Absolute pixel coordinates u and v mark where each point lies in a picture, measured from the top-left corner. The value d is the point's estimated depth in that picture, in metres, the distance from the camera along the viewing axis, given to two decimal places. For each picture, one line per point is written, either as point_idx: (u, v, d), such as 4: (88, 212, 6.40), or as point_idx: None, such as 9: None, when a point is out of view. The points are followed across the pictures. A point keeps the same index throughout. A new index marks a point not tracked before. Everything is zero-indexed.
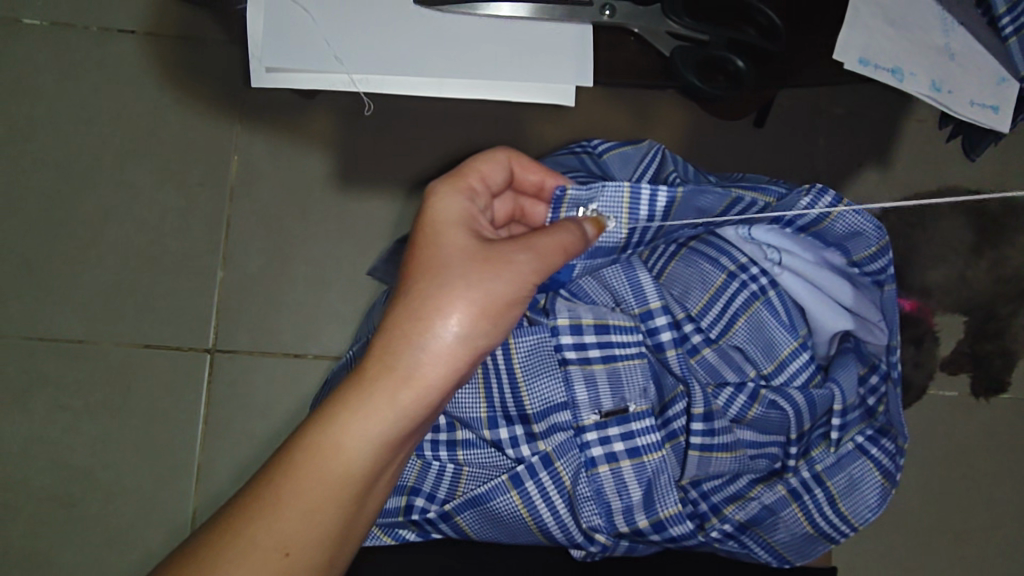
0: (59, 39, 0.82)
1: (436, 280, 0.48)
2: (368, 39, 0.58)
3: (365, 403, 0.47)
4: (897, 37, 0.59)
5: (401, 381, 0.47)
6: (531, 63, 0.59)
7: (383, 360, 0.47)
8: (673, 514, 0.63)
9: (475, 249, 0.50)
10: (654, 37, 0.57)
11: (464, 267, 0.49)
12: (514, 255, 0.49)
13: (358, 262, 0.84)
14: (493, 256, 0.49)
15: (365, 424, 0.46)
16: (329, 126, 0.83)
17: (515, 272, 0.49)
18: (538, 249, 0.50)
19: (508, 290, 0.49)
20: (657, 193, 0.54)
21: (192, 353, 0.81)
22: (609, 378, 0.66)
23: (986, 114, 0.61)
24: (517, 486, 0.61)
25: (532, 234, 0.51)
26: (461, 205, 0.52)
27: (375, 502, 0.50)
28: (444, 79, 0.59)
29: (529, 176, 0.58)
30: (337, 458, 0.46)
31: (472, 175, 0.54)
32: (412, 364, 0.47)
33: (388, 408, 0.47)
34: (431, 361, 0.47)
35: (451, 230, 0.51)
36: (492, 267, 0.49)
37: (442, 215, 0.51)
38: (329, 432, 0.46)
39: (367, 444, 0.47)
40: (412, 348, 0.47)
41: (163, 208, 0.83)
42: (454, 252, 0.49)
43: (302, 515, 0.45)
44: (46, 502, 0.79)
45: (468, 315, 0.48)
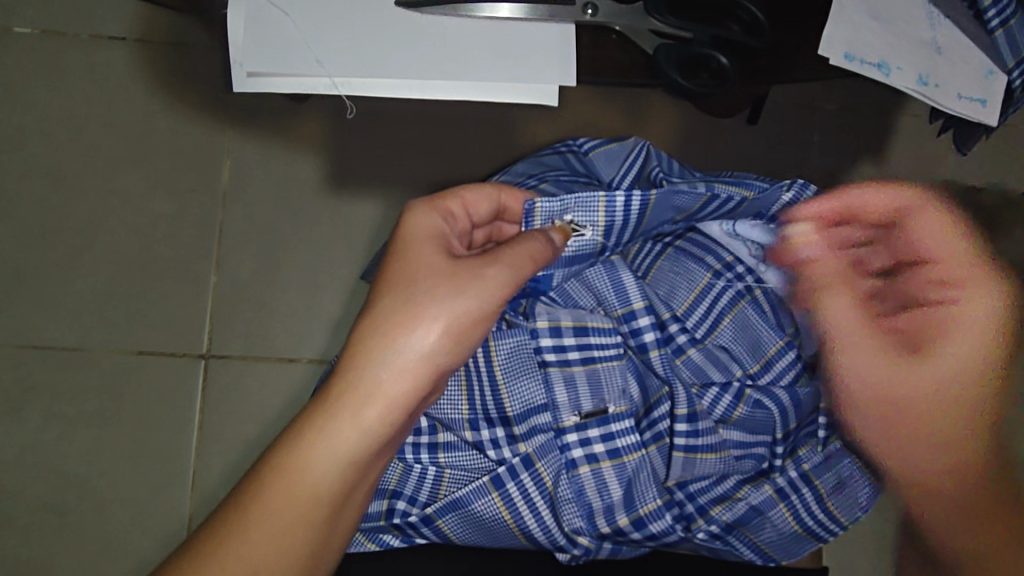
0: (50, 48, 0.82)
1: (402, 296, 0.48)
2: (347, 41, 0.56)
3: (328, 422, 0.47)
4: (883, 32, 0.58)
5: (365, 398, 0.47)
6: (513, 70, 0.57)
7: (347, 378, 0.47)
8: (651, 510, 0.64)
9: (441, 264, 0.49)
10: (637, 36, 0.56)
11: (429, 284, 0.48)
12: (484, 270, 0.49)
13: (351, 265, 0.83)
14: (459, 270, 0.49)
15: (330, 444, 0.47)
16: (320, 129, 0.83)
17: (484, 287, 0.49)
18: (508, 262, 0.50)
19: (475, 306, 0.49)
20: (631, 199, 0.53)
21: (186, 359, 0.81)
22: (589, 380, 0.66)
23: (974, 107, 0.60)
24: (499, 488, 0.61)
25: (502, 247, 0.50)
26: (432, 222, 0.52)
27: (352, 515, 0.50)
28: (426, 81, 0.58)
29: (514, 205, 0.57)
30: (306, 477, 0.46)
31: (453, 200, 0.53)
32: (374, 381, 0.47)
33: (352, 425, 0.47)
34: (394, 376, 0.47)
35: (422, 246, 0.50)
36: (460, 283, 0.49)
37: (412, 232, 0.51)
38: (294, 454, 0.47)
39: (334, 463, 0.47)
40: (375, 364, 0.47)
41: (154, 215, 0.83)
42: (422, 268, 0.49)
43: (268, 536, 0.46)
44: (41, 510, 0.79)
45: (434, 331, 0.48)
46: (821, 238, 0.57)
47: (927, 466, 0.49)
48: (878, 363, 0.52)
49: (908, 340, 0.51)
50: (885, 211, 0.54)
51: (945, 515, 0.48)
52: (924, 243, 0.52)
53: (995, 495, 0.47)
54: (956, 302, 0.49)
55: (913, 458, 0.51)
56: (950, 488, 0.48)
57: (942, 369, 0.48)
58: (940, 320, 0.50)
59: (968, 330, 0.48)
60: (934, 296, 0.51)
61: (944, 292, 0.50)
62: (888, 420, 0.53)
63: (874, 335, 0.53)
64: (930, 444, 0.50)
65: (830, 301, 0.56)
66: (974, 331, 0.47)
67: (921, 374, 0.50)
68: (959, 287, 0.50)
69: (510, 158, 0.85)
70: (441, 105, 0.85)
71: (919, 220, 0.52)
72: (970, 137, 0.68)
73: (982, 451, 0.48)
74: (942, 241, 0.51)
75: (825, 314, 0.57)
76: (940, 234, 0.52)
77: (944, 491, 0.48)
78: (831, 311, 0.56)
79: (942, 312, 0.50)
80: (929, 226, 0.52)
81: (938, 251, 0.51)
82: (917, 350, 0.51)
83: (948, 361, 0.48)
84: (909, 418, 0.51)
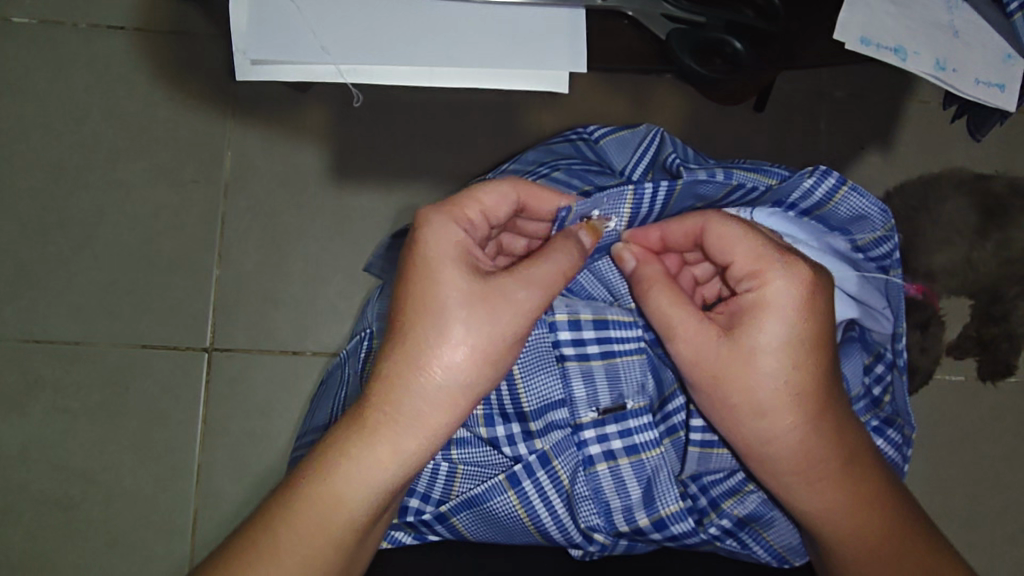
0: (49, 36, 0.81)
1: (433, 323, 0.47)
2: (351, 27, 0.51)
3: (360, 452, 0.47)
4: (900, 16, 0.53)
5: (405, 431, 0.47)
6: (526, 56, 0.52)
7: (386, 410, 0.47)
8: (673, 512, 0.62)
9: (470, 287, 0.47)
10: (648, 21, 0.53)
11: (463, 309, 0.47)
12: (517, 294, 0.48)
13: (354, 256, 0.83)
14: (490, 292, 0.48)
15: (364, 474, 0.47)
16: (322, 119, 0.82)
17: (517, 311, 0.48)
18: (541, 283, 0.49)
19: (509, 331, 0.48)
20: (656, 190, 0.53)
21: (191, 353, 0.80)
22: (608, 374, 0.66)
23: (992, 92, 0.56)
24: (515, 486, 0.61)
25: (532, 265, 0.49)
26: (455, 236, 0.49)
27: (379, 528, 0.52)
28: (434, 68, 0.52)
29: (539, 206, 0.54)
30: (340, 507, 0.47)
31: (472, 206, 0.51)
32: (411, 415, 0.47)
33: (390, 457, 0.47)
34: (432, 408, 0.47)
35: (447, 266, 0.48)
36: (494, 308, 0.47)
37: (434, 247, 0.48)
38: (328, 484, 0.47)
39: (370, 490, 0.48)
40: (411, 396, 0.47)
41: (157, 206, 0.81)
42: (451, 292, 0.47)
43: (302, 561, 0.47)
44: (47, 505, 0.78)
45: (470, 359, 0.47)
46: (644, 261, 0.55)
47: (766, 447, 0.53)
48: (711, 349, 0.52)
49: (732, 332, 0.51)
50: (686, 238, 0.55)
51: (781, 472, 0.54)
52: (726, 248, 0.52)
53: (819, 447, 0.52)
54: (763, 291, 0.51)
55: (753, 445, 0.53)
56: (786, 458, 0.53)
57: (768, 365, 0.51)
58: (755, 307, 0.51)
59: (777, 316, 0.50)
60: (743, 289, 0.52)
61: (753, 283, 0.51)
62: (721, 410, 0.53)
63: (714, 340, 0.52)
64: (762, 428, 0.52)
65: (659, 312, 0.54)
66: (782, 317, 0.50)
67: (754, 368, 0.51)
68: (759, 278, 0.51)
69: (516, 148, 0.84)
70: (444, 93, 0.84)
71: (716, 234, 0.52)
72: (985, 121, 0.66)
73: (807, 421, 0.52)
74: (742, 243, 0.51)
75: (655, 321, 0.54)
76: (739, 238, 0.52)
77: (778, 460, 0.53)
78: (663, 322, 0.54)
79: (749, 298, 0.51)
80: (726, 233, 0.52)
81: (740, 252, 0.52)
82: (734, 339, 0.51)
83: (767, 357, 0.51)
84: (742, 410, 0.52)
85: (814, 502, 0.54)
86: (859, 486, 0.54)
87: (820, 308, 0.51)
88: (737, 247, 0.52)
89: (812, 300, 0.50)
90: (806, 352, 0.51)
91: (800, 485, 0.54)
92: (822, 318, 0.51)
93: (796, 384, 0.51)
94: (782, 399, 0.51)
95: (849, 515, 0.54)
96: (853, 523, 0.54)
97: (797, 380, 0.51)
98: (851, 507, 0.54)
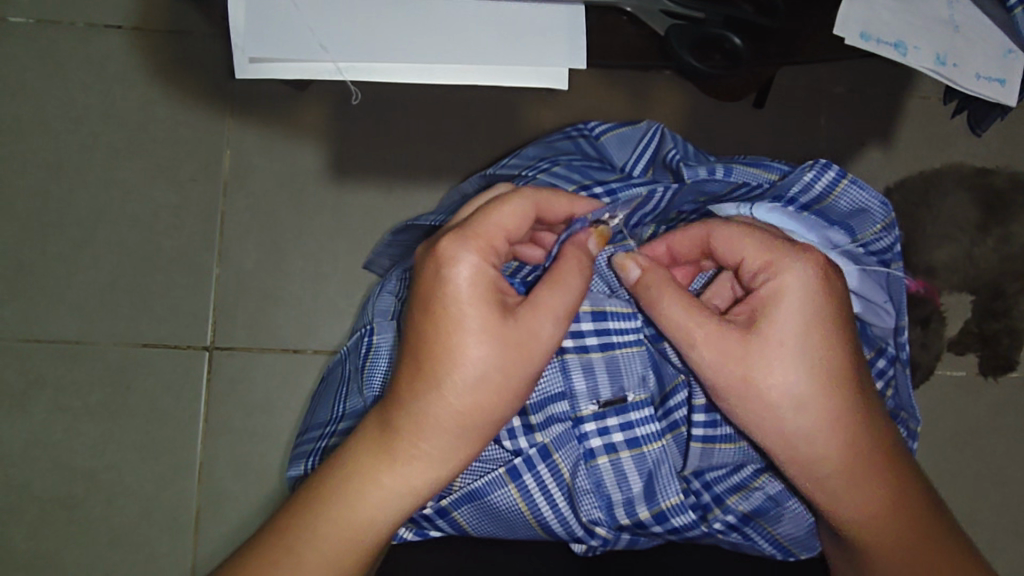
0: (46, 36, 0.81)
1: (465, 366, 0.46)
2: (350, 25, 0.51)
3: (389, 480, 0.47)
4: (902, 11, 0.53)
5: (436, 462, 0.48)
6: (526, 53, 0.52)
7: (416, 443, 0.47)
8: (674, 505, 0.62)
9: (508, 334, 0.46)
10: (649, 18, 0.53)
11: (498, 351, 0.46)
12: (544, 330, 0.48)
13: (355, 254, 0.82)
14: (525, 341, 0.47)
15: (396, 500, 0.48)
16: (320, 117, 0.82)
17: (545, 346, 0.48)
18: (565, 317, 0.49)
19: (536, 365, 0.48)
20: None
21: (191, 351, 0.80)
22: (608, 367, 0.66)
23: (992, 87, 0.56)
24: (515, 479, 0.60)
25: (558, 301, 0.48)
26: (490, 275, 0.46)
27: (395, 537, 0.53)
28: (433, 67, 0.52)
29: (553, 209, 0.50)
30: (370, 532, 0.48)
31: (496, 234, 0.47)
32: (440, 445, 0.47)
33: (421, 481, 0.48)
34: (462, 438, 0.48)
35: (477, 306, 0.46)
36: (526, 349, 0.47)
37: (467, 287, 0.45)
38: (360, 512, 0.47)
39: (399, 513, 0.48)
40: (442, 429, 0.47)
41: (156, 205, 0.81)
42: (484, 334, 0.46)
43: None
44: (50, 505, 0.78)
45: (501, 392, 0.47)
46: (650, 266, 0.53)
47: (800, 440, 0.50)
48: (737, 355, 0.49)
49: (753, 332, 0.49)
50: (693, 247, 0.54)
51: (814, 468, 0.51)
52: (733, 250, 0.52)
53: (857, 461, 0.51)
54: (779, 281, 0.49)
55: (791, 460, 0.51)
56: (821, 470, 0.51)
57: (791, 352, 0.49)
58: (772, 300, 0.49)
59: (796, 305, 0.49)
60: (755, 283, 0.51)
61: (767, 277, 0.50)
62: (751, 412, 0.50)
63: (737, 345, 0.49)
64: (794, 425, 0.50)
65: (673, 320, 0.51)
66: (800, 305, 0.49)
67: (777, 364, 0.49)
68: (772, 268, 0.50)
69: (515, 144, 0.84)
70: (444, 90, 0.84)
71: (722, 237, 0.52)
72: (986, 117, 0.66)
73: (844, 432, 0.50)
74: (747, 240, 0.51)
75: (666, 329, 0.52)
76: (742, 236, 0.51)
77: (814, 456, 0.50)
78: (680, 330, 0.51)
79: (765, 293, 0.50)
80: (730, 234, 0.52)
81: (748, 248, 0.51)
82: (757, 335, 0.49)
83: (795, 362, 0.49)
84: (776, 411, 0.50)
85: (849, 505, 0.51)
86: (893, 486, 0.52)
87: (836, 293, 0.50)
88: (743, 245, 0.51)
89: (827, 285, 0.49)
90: (825, 336, 0.49)
91: (837, 489, 0.51)
92: (838, 301, 0.50)
93: (827, 379, 0.49)
94: (813, 393, 0.49)
95: (881, 516, 0.51)
96: (892, 539, 0.51)
97: (820, 363, 0.49)
98: (889, 516, 0.51)
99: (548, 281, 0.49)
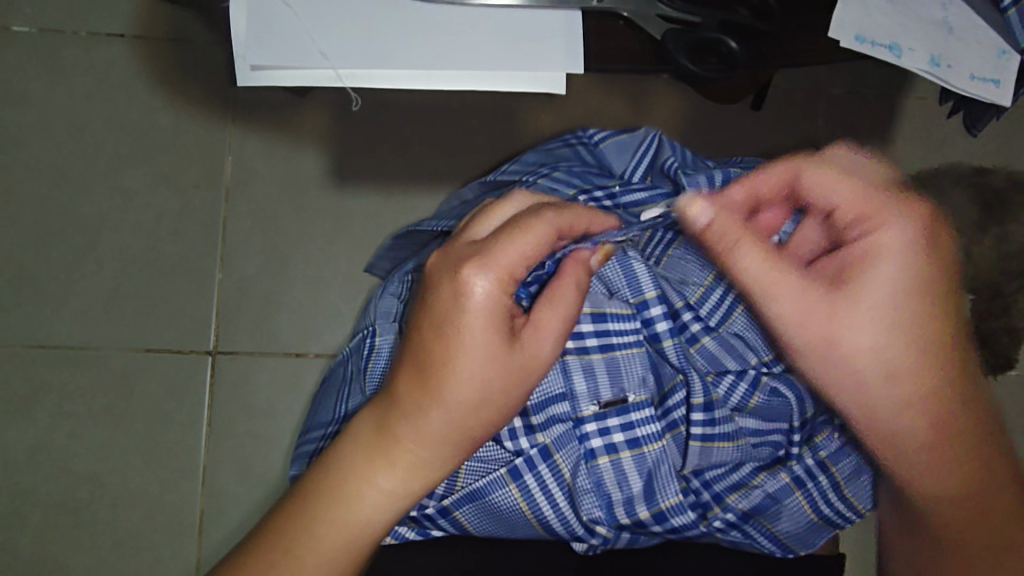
0: (49, 45, 0.82)
1: (471, 387, 0.47)
2: (350, 32, 0.52)
3: (388, 489, 0.48)
4: (897, 13, 0.54)
5: (432, 470, 0.49)
6: (525, 59, 0.52)
7: (416, 452, 0.48)
8: (674, 505, 0.62)
9: (510, 358, 0.47)
10: (644, 21, 0.53)
11: (501, 372, 0.47)
12: (541, 352, 0.49)
13: (357, 258, 0.83)
14: (524, 362, 0.48)
15: (392, 505, 0.48)
16: (321, 123, 0.83)
17: (540, 366, 0.50)
18: (559, 339, 0.51)
19: (529, 383, 0.50)
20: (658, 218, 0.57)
21: (194, 356, 0.81)
22: (609, 369, 0.65)
23: (987, 88, 0.57)
24: (516, 479, 0.60)
25: (556, 322, 0.50)
26: (505, 302, 0.46)
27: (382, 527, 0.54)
28: (429, 73, 0.53)
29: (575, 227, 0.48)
30: (365, 535, 0.48)
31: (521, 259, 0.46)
32: (436, 453, 0.48)
33: (417, 488, 0.49)
34: (458, 449, 0.49)
35: (488, 331, 0.46)
36: (524, 371, 0.49)
37: (482, 313, 0.46)
38: (356, 515, 0.48)
39: (394, 516, 0.49)
40: (442, 441, 0.48)
41: (158, 211, 0.82)
42: (491, 357, 0.47)
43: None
44: (54, 509, 0.79)
45: (497, 406, 0.49)
46: (727, 206, 0.47)
47: (889, 404, 0.48)
48: (831, 314, 0.46)
49: (847, 289, 0.46)
50: (774, 191, 0.48)
51: (894, 429, 0.49)
52: (825, 198, 0.47)
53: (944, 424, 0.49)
54: (879, 236, 0.46)
55: (875, 420, 0.49)
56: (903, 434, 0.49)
57: (888, 312, 0.46)
58: (870, 256, 0.46)
59: (895, 264, 0.46)
60: (843, 232, 0.47)
61: (862, 230, 0.46)
62: (838, 371, 0.47)
63: (830, 303, 0.46)
64: (883, 387, 0.47)
65: (757, 272, 0.47)
66: (895, 261, 0.46)
67: (873, 324, 0.46)
68: (871, 222, 0.46)
69: (514, 149, 0.84)
70: (443, 94, 0.84)
71: (815, 181, 0.47)
72: (982, 116, 0.66)
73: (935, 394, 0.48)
74: (845, 187, 0.46)
75: (746, 280, 0.47)
76: (840, 182, 0.46)
77: (895, 415, 0.48)
78: (767, 282, 0.47)
79: (862, 248, 0.46)
80: (825, 178, 0.47)
81: (845, 197, 0.46)
82: (851, 294, 0.46)
83: (893, 322, 0.46)
84: (865, 373, 0.47)
85: (921, 470, 0.50)
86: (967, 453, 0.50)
87: (934, 249, 0.47)
88: (841, 193, 0.46)
89: (927, 241, 0.46)
90: (921, 296, 0.47)
91: (916, 453, 0.50)
92: (937, 256, 0.47)
93: (921, 341, 0.47)
94: (908, 355, 0.47)
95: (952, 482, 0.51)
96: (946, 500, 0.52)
97: (915, 323, 0.47)
98: (957, 480, 0.51)
99: (546, 299, 0.50)
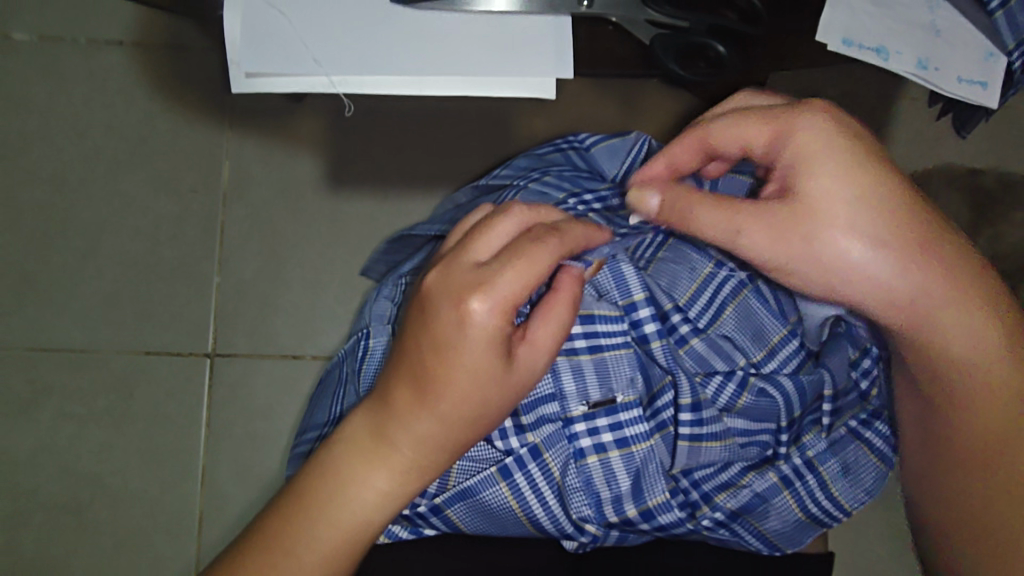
0: (48, 52, 0.83)
1: (470, 405, 0.47)
2: (344, 41, 0.53)
3: (387, 494, 0.49)
4: (883, 16, 0.54)
5: (429, 473, 0.50)
6: (516, 65, 0.53)
7: (415, 458, 0.49)
8: (661, 503, 0.63)
9: (509, 377, 0.48)
10: (633, 26, 0.54)
11: (497, 389, 0.48)
12: (537, 365, 0.50)
13: (353, 261, 0.84)
14: (521, 378, 0.49)
15: (391, 508, 0.50)
16: (317, 127, 0.84)
17: (534, 375, 0.50)
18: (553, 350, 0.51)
19: (523, 392, 0.51)
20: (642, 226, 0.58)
21: (193, 358, 0.82)
22: (597, 370, 0.65)
23: (974, 90, 0.57)
24: (506, 478, 0.61)
25: (552, 336, 0.50)
26: (508, 329, 0.46)
27: None
28: (422, 79, 0.53)
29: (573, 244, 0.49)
30: (365, 537, 0.49)
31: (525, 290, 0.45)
32: (435, 460, 0.49)
33: (415, 488, 0.50)
34: (453, 455, 0.50)
35: (490, 356, 0.46)
36: (520, 385, 0.49)
37: (485, 340, 0.45)
38: (355, 518, 0.49)
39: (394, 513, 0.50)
40: (439, 450, 0.49)
41: (157, 215, 0.83)
42: (491, 377, 0.47)
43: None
44: (56, 510, 0.80)
45: (493, 416, 0.49)
46: (667, 189, 0.50)
47: (895, 295, 0.47)
48: (795, 241, 0.46)
49: (795, 203, 0.46)
50: (695, 155, 0.51)
51: (917, 311, 0.47)
52: (735, 137, 0.48)
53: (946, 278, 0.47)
54: (796, 138, 0.46)
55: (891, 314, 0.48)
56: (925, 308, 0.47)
57: (841, 202, 0.46)
58: (796, 164, 0.46)
59: (822, 154, 0.46)
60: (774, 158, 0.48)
61: (781, 146, 0.47)
62: (843, 284, 0.47)
63: (791, 223, 0.46)
64: (886, 280, 0.46)
65: (712, 227, 0.48)
66: (829, 150, 0.46)
67: (836, 221, 0.46)
68: (780, 135, 0.47)
69: (508, 152, 0.85)
70: (438, 98, 0.85)
71: (718, 133, 0.49)
72: (971, 118, 0.67)
73: (927, 255, 0.46)
74: (747, 124, 0.48)
75: (710, 237, 0.48)
76: (740, 123, 0.48)
77: (906, 300, 0.47)
78: (724, 232, 0.47)
79: (788, 161, 0.47)
80: (724, 127, 0.49)
81: (752, 131, 0.48)
82: (801, 207, 0.46)
83: (851, 209, 0.46)
84: (859, 275, 0.46)
85: (950, 341, 0.49)
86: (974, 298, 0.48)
87: (844, 122, 0.47)
88: (748, 129, 0.48)
89: (833, 119, 0.47)
90: (859, 169, 0.46)
91: (940, 318, 0.48)
92: (848, 128, 0.47)
93: (889, 207, 0.46)
94: (885, 233, 0.46)
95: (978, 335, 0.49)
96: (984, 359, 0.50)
97: (870, 192, 0.46)
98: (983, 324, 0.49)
99: (543, 311, 0.50)
